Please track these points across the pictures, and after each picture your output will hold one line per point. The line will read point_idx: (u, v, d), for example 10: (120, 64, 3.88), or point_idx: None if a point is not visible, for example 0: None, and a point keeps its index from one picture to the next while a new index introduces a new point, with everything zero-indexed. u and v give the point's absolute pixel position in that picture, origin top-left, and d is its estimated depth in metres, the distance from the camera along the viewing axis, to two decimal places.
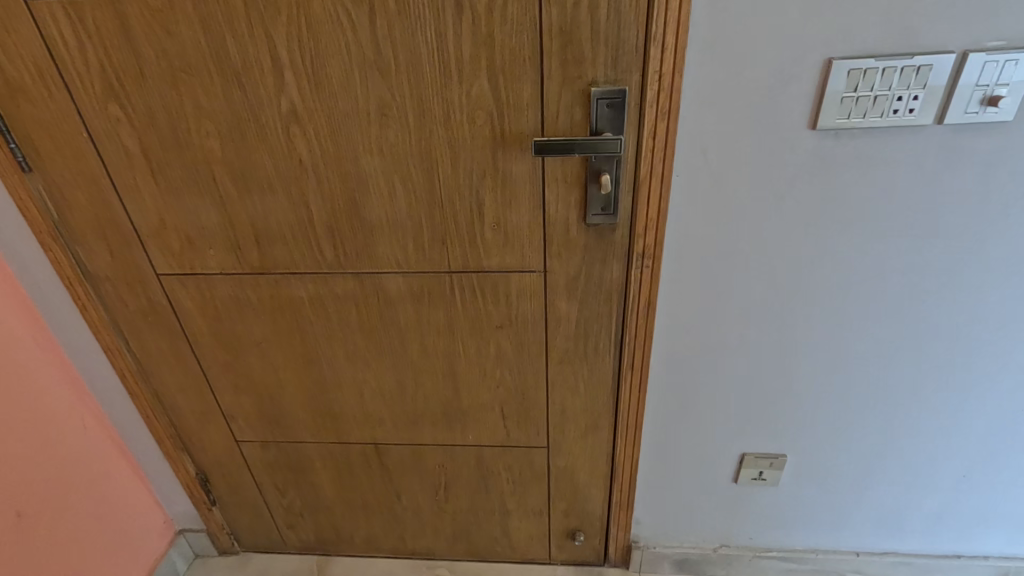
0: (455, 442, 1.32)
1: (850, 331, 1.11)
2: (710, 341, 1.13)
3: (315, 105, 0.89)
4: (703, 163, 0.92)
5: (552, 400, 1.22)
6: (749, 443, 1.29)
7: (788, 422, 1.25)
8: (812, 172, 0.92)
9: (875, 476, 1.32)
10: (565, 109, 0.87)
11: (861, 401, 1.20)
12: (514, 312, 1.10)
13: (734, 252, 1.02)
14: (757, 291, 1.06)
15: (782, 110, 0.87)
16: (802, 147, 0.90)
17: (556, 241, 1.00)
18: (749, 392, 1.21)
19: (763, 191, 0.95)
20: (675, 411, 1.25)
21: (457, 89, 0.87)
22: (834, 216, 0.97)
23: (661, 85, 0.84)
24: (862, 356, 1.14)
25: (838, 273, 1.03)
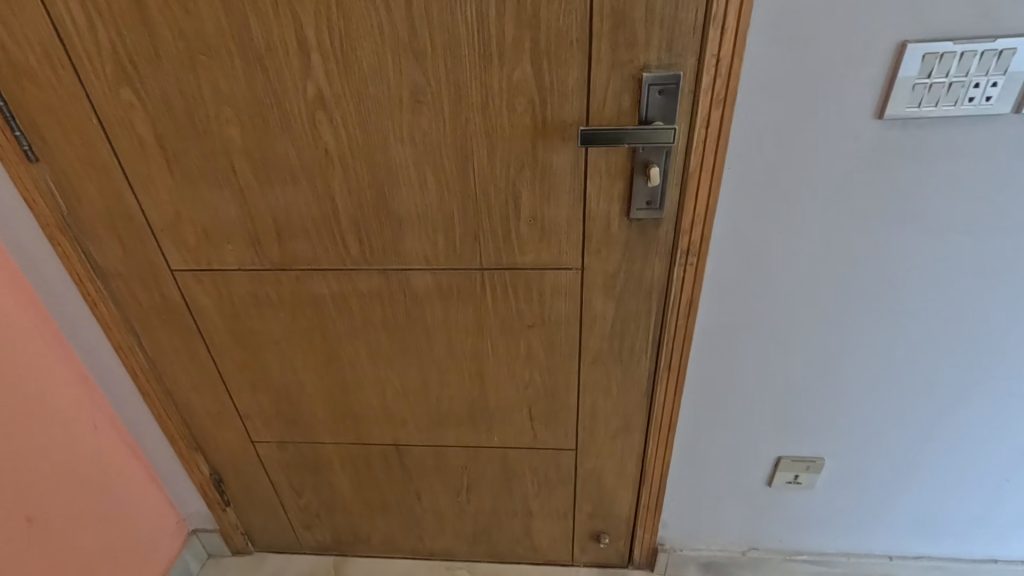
0: (479, 444, 1.28)
1: (899, 333, 1.06)
2: (752, 342, 1.09)
3: (343, 90, 0.83)
4: (757, 154, 0.86)
5: (583, 401, 1.17)
6: (785, 446, 1.24)
7: (827, 425, 1.21)
8: (873, 165, 0.87)
9: (913, 480, 1.28)
10: (613, 95, 0.81)
11: (905, 404, 1.16)
12: (548, 312, 1.05)
13: (783, 250, 0.96)
14: (805, 291, 1.01)
15: (846, 97, 0.81)
16: (865, 137, 0.84)
17: (596, 236, 0.95)
18: (788, 395, 1.16)
19: (819, 185, 0.89)
20: (710, 414, 1.20)
21: (497, 73, 0.80)
22: (893, 213, 0.91)
23: (719, 70, 0.78)
24: (909, 358, 1.09)
25: (891, 272, 0.98)
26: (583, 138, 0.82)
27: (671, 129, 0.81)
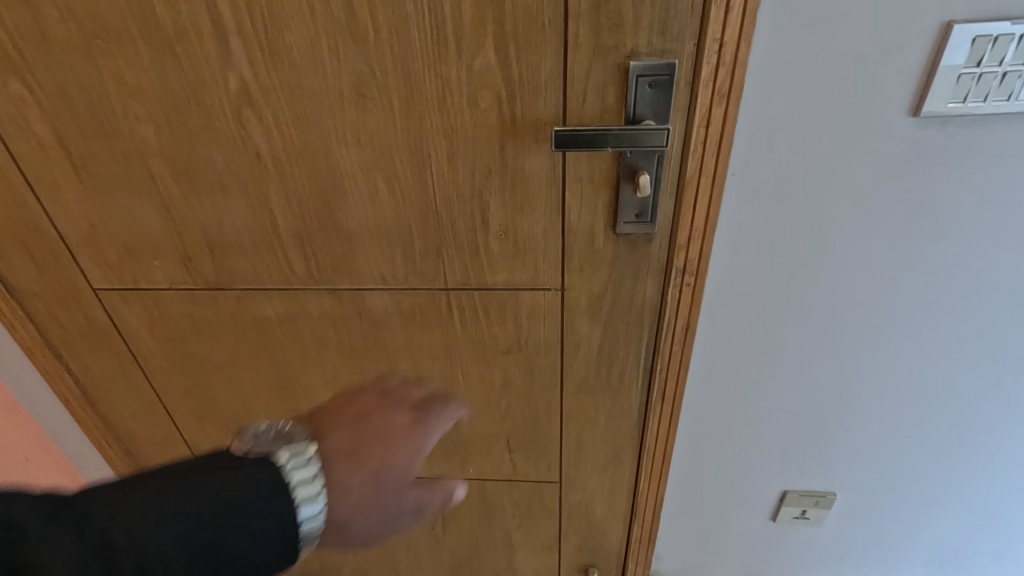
0: (453, 476, 1.15)
1: (924, 361, 0.93)
2: (756, 370, 0.96)
3: (272, 82, 0.69)
4: (767, 159, 0.73)
5: (567, 432, 1.05)
6: (792, 479, 1.12)
7: (838, 458, 1.08)
8: (903, 172, 0.73)
9: (931, 514, 1.16)
10: (595, 89, 0.68)
11: (926, 434, 1.04)
12: (525, 337, 0.92)
13: (794, 269, 0.83)
14: (818, 315, 0.88)
15: (876, 92, 0.67)
16: (896, 140, 0.71)
17: (578, 253, 0.81)
18: (796, 426, 1.04)
19: (839, 195, 0.76)
20: (709, 446, 1.08)
21: (455, 61, 0.67)
22: (924, 227, 0.78)
23: (722, 58, 0.64)
24: (933, 388, 0.97)
25: (918, 293, 0.85)
26: (559, 141, 0.68)
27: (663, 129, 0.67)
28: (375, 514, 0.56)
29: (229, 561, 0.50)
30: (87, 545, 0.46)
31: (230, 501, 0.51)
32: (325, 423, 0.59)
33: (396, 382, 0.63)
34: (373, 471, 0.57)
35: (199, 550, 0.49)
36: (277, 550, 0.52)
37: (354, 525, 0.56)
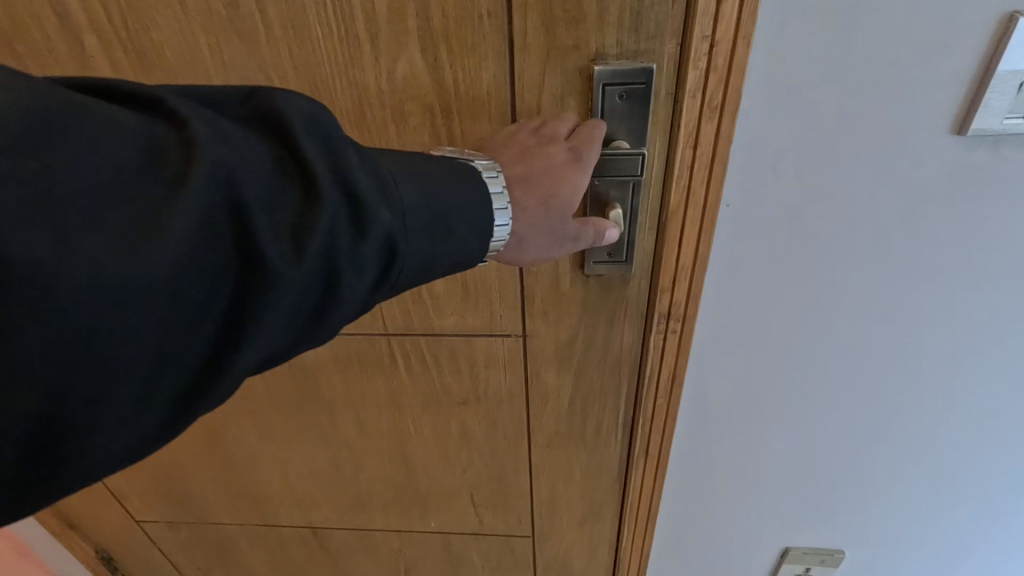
0: (412, 528, 1.02)
1: (950, 416, 0.80)
2: (755, 423, 0.82)
3: None
4: (771, 188, 0.58)
5: (537, 486, 0.91)
6: (795, 535, 0.99)
7: (848, 514, 0.95)
8: (940, 203, 0.59)
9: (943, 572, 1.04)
10: (551, 100, 0.53)
11: (951, 491, 0.90)
12: (482, 386, 0.78)
13: (802, 315, 0.69)
14: (830, 365, 0.74)
15: (911, 104, 0.52)
16: (934, 164, 0.56)
17: (540, 295, 0.67)
18: (801, 482, 0.90)
19: (859, 231, 0.61)
20: (700, 502, 0.95)
21: (371, 65, 0.52)
22: (961, 270, 0.64)
23: (714, 61, 0.50)
24: (960, 445, 0.83)
25: (950, 342, 0.71)
26: None
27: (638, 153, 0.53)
28: (540, 249, 0.52)
29: (463, 236, 0.45)
30: (368, 168, 0.42)
31: (458, 194, 0.45)
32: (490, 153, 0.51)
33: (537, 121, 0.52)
34: (544, 199, 0.50)
35: (448, 207, 0.44)
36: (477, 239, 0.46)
37: (518, 256, 0.51)
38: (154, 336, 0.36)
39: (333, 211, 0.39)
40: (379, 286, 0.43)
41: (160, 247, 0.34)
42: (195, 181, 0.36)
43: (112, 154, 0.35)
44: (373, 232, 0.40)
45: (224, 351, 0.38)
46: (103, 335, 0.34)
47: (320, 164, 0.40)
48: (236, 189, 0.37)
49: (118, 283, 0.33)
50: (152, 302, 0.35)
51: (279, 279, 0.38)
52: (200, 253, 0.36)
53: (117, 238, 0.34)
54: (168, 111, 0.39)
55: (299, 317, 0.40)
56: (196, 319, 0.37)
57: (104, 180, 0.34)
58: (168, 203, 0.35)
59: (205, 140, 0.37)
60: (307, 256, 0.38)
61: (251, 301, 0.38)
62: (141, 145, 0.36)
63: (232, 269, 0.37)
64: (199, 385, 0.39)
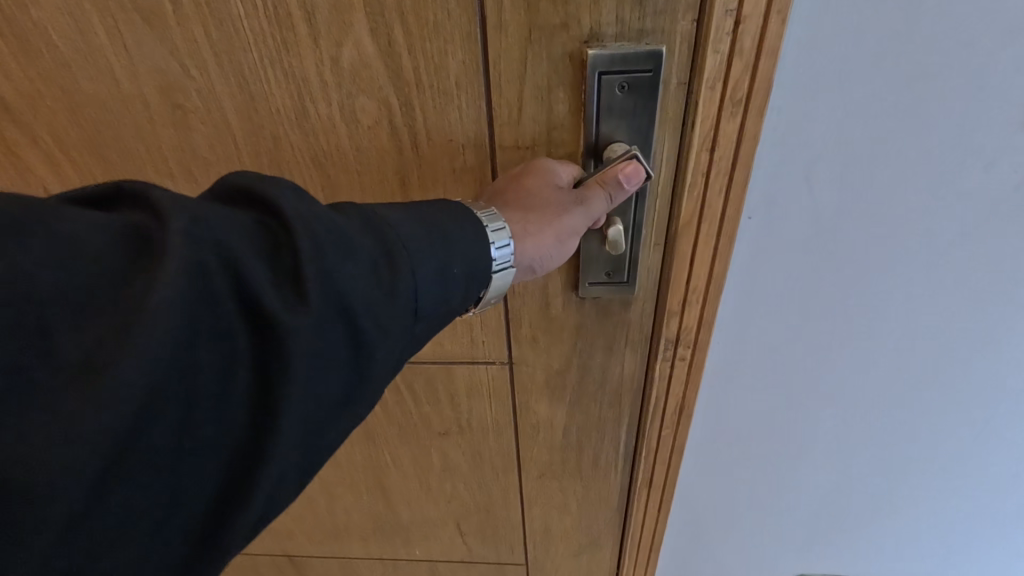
0: (395, 556, 0.94)
1: (1003, 452, 0.69)
2: (774, 457, 0.73)
3: (37, 87, 0.45)
4: (803, 198, 0.48)
5: (529, 516, 0.82)
6: (811, 564, 0.90)
7: (874, 548, 0.85)
8: (1014, 214, 0.48)
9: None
10: (534, 93, 0.43)
11: (993, 529, 0.80)
12: (465, 416, 0.69)
13: (835, 343, 0.59)
14: (864, 397, 0.64)
15: (981, 98, 0.42)
16: (1005, 171, 0.46)
17: (527, 320, 0.58)
18: (824, 517, 0.81)
19: (906, 253, 0.51)
20: (709, 533, 0.85)
21: (310, 51, 0.41)
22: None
23: (740, 43, 0.39)
24: (1008, 486, 0.73)
25: (1011, 373, 0.60)
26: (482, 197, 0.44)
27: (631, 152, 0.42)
28: (556, 233, 0.42)
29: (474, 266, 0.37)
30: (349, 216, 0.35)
31: (452, 219, 0.37)
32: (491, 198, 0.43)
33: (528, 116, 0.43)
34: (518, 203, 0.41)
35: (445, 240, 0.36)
36: (483, 254, 0.38)
37: (538, 252, 0.41)
38: (158, 453, 0.29)
39: (329, 255, 0.32)
40: (416, 328, 0.36)
41: (141, 344, 0.27)
42: (175, 254, 0.28)
43: (71, 249, 0.28)
44: (378, 272, 0.33)
45: (258, 444, 0.31)
46: (92, 474, 0.27)
47: (309, 207, 0.33)
48: (223, 252, 0.30)
49: (94, 405, 0.26)
50: (150, 415, 0.28)
51: (296, 342, 0.30)
52: (198, 340, 0.29)
53: (89, 350, 0.27)
54: (127, 190, 0.32)
55: (319, 385, 0.32)
56: (193, 416, 0.29)
57: (63, 283, 0.27)
58: (146, 288, 0.28)
59: (170, 201, 0.30)
60: (314, 307, 0.31)
61: (269, 378, 0.31)
62: (104, 231, 0.29)
63: (241, 347, 0.30)
64: (236, 496, 0.31)
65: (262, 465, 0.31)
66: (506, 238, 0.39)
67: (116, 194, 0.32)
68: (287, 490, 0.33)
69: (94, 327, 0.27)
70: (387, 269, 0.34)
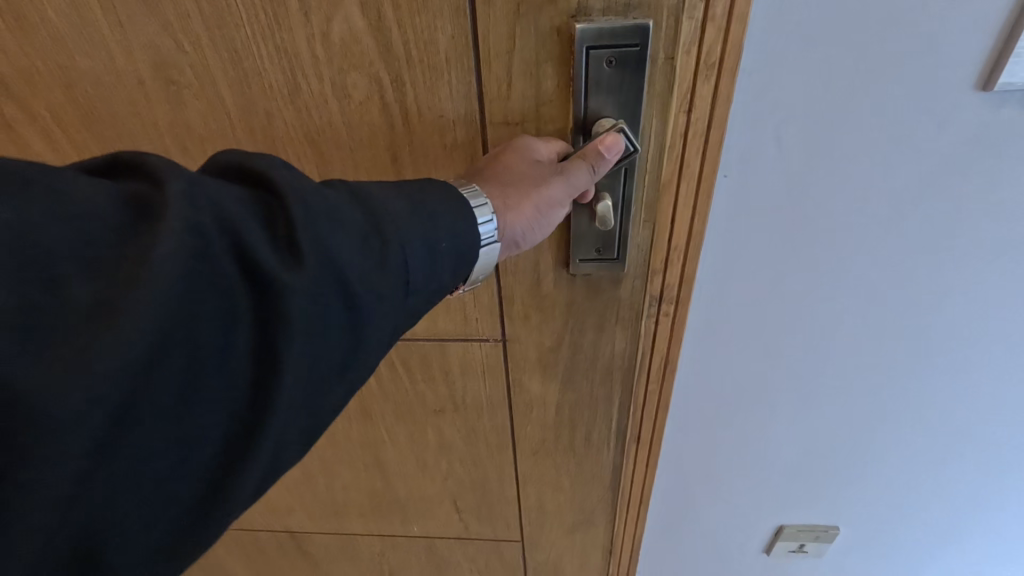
0: (394, 533, 0.96)
1: (969, 404, 0.70)
2: (751, 415, 0.74)
3: (33, 62, 0.45)
4: (773, 156, 0.49)
5: (524, 493, 0.83)
6: (790, 514, 0.90)
7: (848, 501, 0.87)
8: (975, 166, 0.49)
9: (951, 555, 0.96)
10: (523, 69, 0.43)
11: (961, 479, 0.81)
12: (459, 393, 0.70)
13: (808, 300, 0.60)
14: (837, 353, 0.65)
15: (943, 55, 0.43)
16: (962, 132, 0.47)
17: (519, 298, 0.59)
18: (800, 472, 0.82)
19: (876, 213, 0.52)
20: (690, 489, 0.87)
21: (300, 26, 0.42)
22: (985, 250, 0.55)
23: (713, 9, 0.40)
24: (976, 438, 0.75)
25: (975, 325, 0.61)
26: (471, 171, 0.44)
27: (619, 125, 0.44)
28: (537, 206, 0.42)
29: (464, 245, 0.38)
30: (339, 190, 0.35)
31: (441, 194, 0.38)
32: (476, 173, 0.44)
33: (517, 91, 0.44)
34: (500, 180, 0.42)
35: (432, 214, 0.37)
36: (470, 228, 0.38)
37: (520, 226, 0.42)
38: (165, 406, 0.29)
39: (322, 223, 0.33)
40: (408, 299, 0.36)
41: (147, 295, 0.28)
42: (176, 214, 0.29)
43: (76, 211, 0.29)
44: (368, 243, 0.34)
45: (260, 403, 0.32)
46: (98, 426, 0.27)
47: (302, 181, 0.34)
48: (222, 214, 0.31)
49: (98, 358, 0.26)
50: (154, 371, 0.28)
51: (294, 301, 0.31)
52: (201, 296, 0.30)
53: (93, 306, 0.27)
54: (127, 163, 0.33)
55: (317, 346, 0.33)
56: (196, 373, 0.30)
57: (68, 241, 0.28)
58: (150, 244, 0.29)
59: (171, 168, 0.31)
60: (311, 269, 0.32)
61: (269, 338, 0.31)
62: (106, 195, 0.30)
63: (242, 308, 0.31)
64: (241, 453, 0.32)
65: (265, 422, 0.32)
66: (489, 214, 0.39)
67: (115, 167, 0.33)
68: (288, 449, 0.34)
69: (98, 281, 0.28)
70: (377, 239, 0.34)
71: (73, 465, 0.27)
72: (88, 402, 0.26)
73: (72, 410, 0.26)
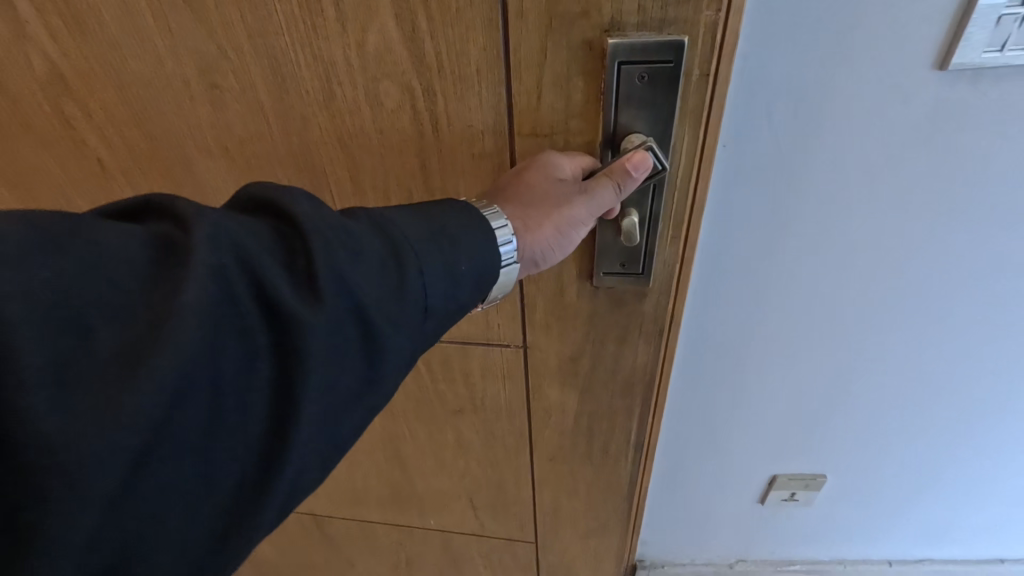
0: (411, 525, 0.98)
1: (951, 361, 0.70)
2: (739, 376, 0.73)
3: (88, 64, 0.48)
4: (758, 112, 0.49)
5: (540, 497, 0.84)
6: (782, 460, 0.86)
7: (836, 462, 0.85)
8: (955, 121, 0.49)
9: (944, 502, 0.92)
10: (553, 82, 0.43)
11: (943, 435, 0.80)
12: (478, 395, 0.71)
13: (795, 253, 0.59)
14: (824, 312, 0.64)
15: (919, 18, 0.44)
16: (935, 94, 0.48)
17: (541, 307, 0.58)
18: (786, 433, 0.81)
19: (849, 179, 0.53)
20: (677, 441, 0.84)
21: (337, 35, 0.43)
22: (963, 200, 0.54)
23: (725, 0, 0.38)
24: (960, 393, 0.74)
25: (958, 279, 0.61)
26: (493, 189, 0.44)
27: (647, 143, 0.43)
28: (557, 226, 0.42)
29: (483, 271, 0.39)
30: (359, 219, 0.37)
31: (460, 221, 0.38)
32: (497, 192, 0.43)
33: (547, 104, 0.44)
34: (520, 201, 0.42)
35: (450, 240, 0.37)
36: (491, 251, 0.39)
37: (539, 246, 0.42)
38: (192, 443, 0.31)
39: (339, 258, 0.34)
40: (426, 324, 0.37)
41: (175, 342, 0.29)
42: (201, 261, 0.31)
43: (109, 261, 0.30)
44: (383, 276, 0.35)
45: (280, 434, 0.33)
46: (127, 465, 0.29)
47: (321, 214, 0.35)
48: (244, 256, 0.32)
49: (126, 400, 0.28)
50: (181, 408, 0.30)
51: (312, 334, 0.32)
52: (226, 336, 0.31)
53: (124, 349, 0.29)
54: (158, 207, 0.34)
55: (335, 377, 0.34)
56: (221, 410, 0.31)
57: (103, 286, 0.29)
58: (176, 288, 0.30)
59: (198, 212, 0.33)
60: (329, 305, 0.33)
61: (289, 373, 0.33)
62: (137, 243, 0.31)
63: (262, 345, 0.32)
64: (262, 484, 0.33)
65: (286, 452, 0.33)
66: (510, 235, 0.40)
67: (146, 209, 0.35)
68: (309, 474, 0.36)
69: (128, 328, 0.29)
70: (395, 268, 0.35)
71: (104, 500, 0.28)
72: (118, 443, 0.28)
73: (107, 455, 0.28)
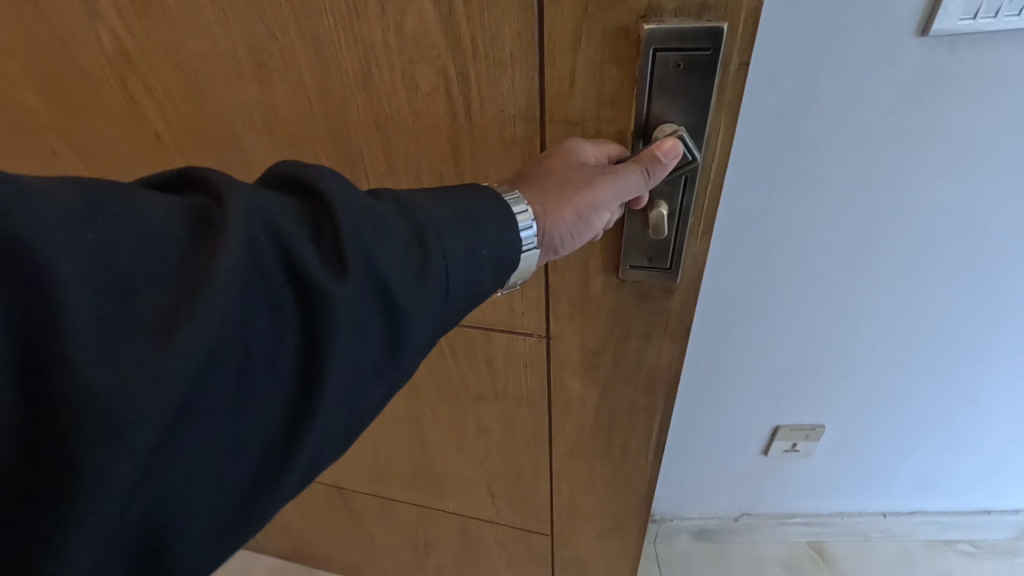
0: (430, 506, 1.00)
1: (931, 309, 0.77)
2: (744, 324, 0.80)
3: (151, 41, 0.51)
4: (761, 80, 0.57)
5: (557, 490, 0.84)
6: (782, 412, 0.93)
7: (831, 411, 0.92)
8: (930, 87, 0.57)
9: (929, 448, 1.00)
10: (586, 68, 0.42)
11: (926, 382, 0.88)
12: (501, 383, 0.71)
13: (792, 207, 0.67)
14: (819, 262, 0.72)
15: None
16: (911, 64, 0.55)
17: (566, 299, 0.58)
18: (786, 382, 0.88)
19: (839, 135, 0.60)
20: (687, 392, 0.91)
21: (377, 18, 0.44)
22: (939, 156, 0.62)
23: None
24: (940, 339, 0.81)
25: (936, 229, 0.68)
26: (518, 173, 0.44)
27: (677, 131, 0.42)
28: (577, 211, 0.42)
29: (507, 254, 0.39)
30: (384, 199, 0.38)
31: (484, 204, 0.39)
32: (519, 177, 0.44)
33: (580, 90, 0.43)
34: (542, 185, 0.41)
35: (473, 224, 0.38)
36: (513, 233, 0.39)
37: (559, 232, 0.42)
38: (222, 404, 0.32)
39: (365, 236, 0.35)
40: (447, 304, 0.38)
41: (210, 307, 0.30)
42: (236, 232, 0.32)
43: (151, 227, 0.32)
44: (406, 254, 0.36)
45: (306, 400, 0.35)
46: (163, 422, 0.30)
47: (349, 193, 0.36)
48: (276, 228, 0.33)
49: (164, 362, 0.29)
50: (213, 371, 0.31)
51: (336, 309, 0.34)
52: (256, 303, 0.33)
53: (162, 312, 0.31)
54: (196, 179, 0.36)
55: (358, 348, 0.35)
56: (249, 374, 0.33)
57: (144, 251, 0.31)
58: (211, 255, 0.32)
59: (234, 184, 0.34)
60: (355, 280, 0.34)
61: (314, 343, 0.34)
62: (177, 212, 0.33)
63: (289, 314, 0.34)
64: (287, 447, 0.35)
65: (310, 417, 0.35)
66: (530, 220, 0.40)
67: (184, 180, 0.37)
68: (331, 440, 0.37)
69: (167, 291, 0.31)
70: (418, 248, 0.36)
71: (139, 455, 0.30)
72: (155, 400, 0.29)
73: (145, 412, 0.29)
